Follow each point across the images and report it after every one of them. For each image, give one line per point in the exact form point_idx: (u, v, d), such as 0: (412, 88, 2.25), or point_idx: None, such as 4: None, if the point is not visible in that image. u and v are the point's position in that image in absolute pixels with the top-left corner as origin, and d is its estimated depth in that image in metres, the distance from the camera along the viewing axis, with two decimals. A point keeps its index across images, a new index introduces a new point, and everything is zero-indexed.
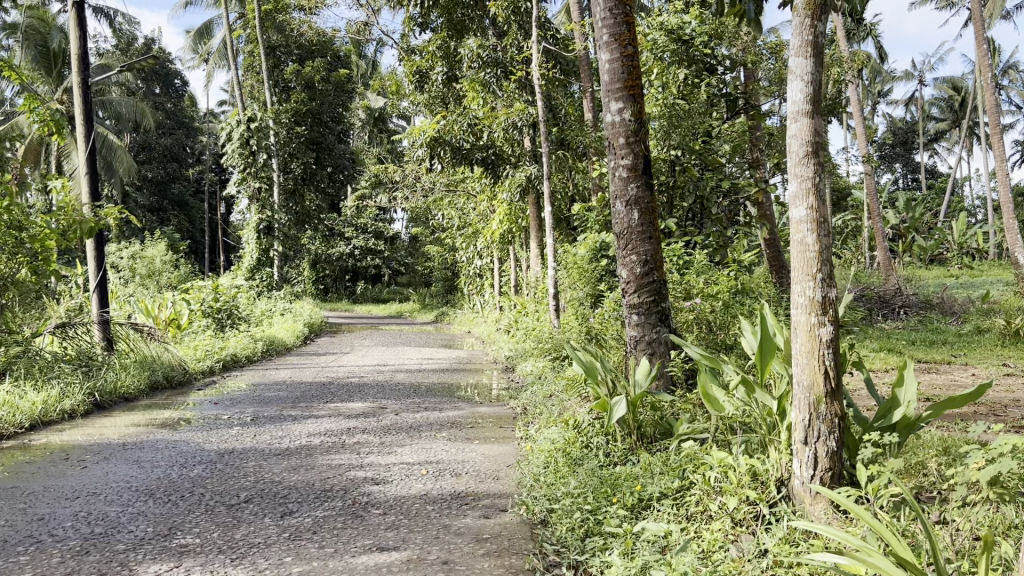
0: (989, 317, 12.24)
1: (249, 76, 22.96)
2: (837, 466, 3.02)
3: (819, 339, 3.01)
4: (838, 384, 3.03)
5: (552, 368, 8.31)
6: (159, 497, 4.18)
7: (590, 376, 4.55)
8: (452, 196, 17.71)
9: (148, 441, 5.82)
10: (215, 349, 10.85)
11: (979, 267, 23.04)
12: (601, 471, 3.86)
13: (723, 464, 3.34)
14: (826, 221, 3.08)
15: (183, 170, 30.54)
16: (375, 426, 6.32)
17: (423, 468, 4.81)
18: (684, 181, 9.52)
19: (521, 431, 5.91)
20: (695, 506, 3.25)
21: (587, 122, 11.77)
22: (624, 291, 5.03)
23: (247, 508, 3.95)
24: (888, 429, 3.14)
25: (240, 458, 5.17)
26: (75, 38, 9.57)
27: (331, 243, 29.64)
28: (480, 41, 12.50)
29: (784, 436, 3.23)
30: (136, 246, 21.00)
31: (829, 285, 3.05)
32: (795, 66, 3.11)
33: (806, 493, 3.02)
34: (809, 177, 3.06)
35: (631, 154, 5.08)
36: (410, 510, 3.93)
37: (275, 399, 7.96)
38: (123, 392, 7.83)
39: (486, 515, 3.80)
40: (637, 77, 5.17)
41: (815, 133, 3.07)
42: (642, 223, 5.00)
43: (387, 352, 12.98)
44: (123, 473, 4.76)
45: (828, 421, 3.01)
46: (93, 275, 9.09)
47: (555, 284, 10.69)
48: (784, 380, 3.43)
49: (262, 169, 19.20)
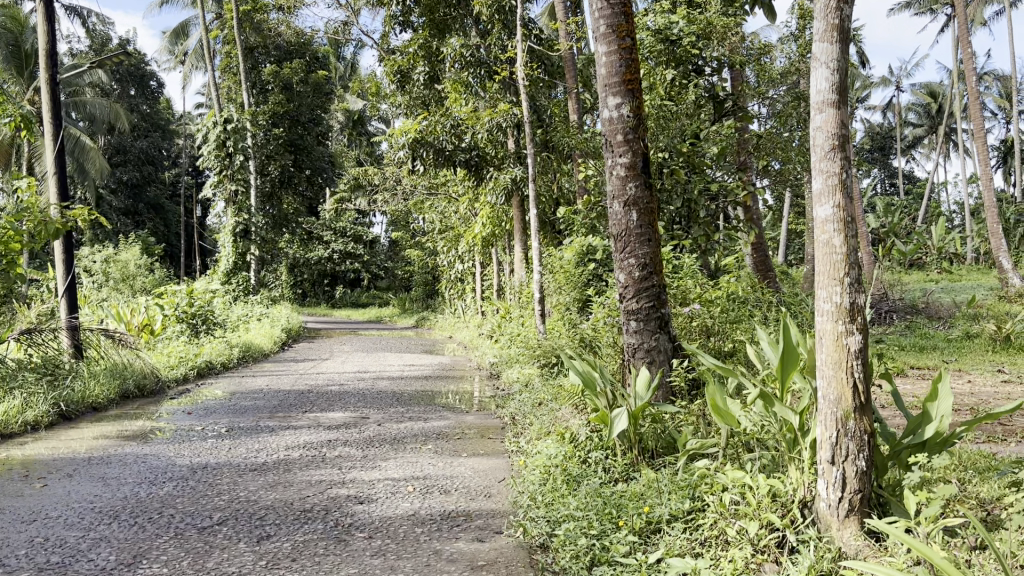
0: (977, 321, 12.17)
1: (226, 77, 22.51)
2: (867, 487, 2.77)
3: (848, 349, 2.77)
4: (868, 399, 2.79)
5: (541, 376, 8.07)
6: (123, 519, 3.85)
7: (589, 387, 4.28)
8: (433, 199, 17.38)
9: (115, 455, 5.47)
10: (189, 356, 10.47)
11: (958, 271, 23.09)
12: (604, 491, 3.59)
13: (738, 484, 3.09)
14: (855, 220, 2.84)
15: (157, 173, 29.89)
16: (357, 438, 6.01)
17: (410, 485, 4.52)
18: (672, 185, 9.03)
19: (512, 443, 5.63)
20: (709, 530, 2.99)
21: (572, 123, 11.49)
22: (622, 296, 4.77)
23: (219, 532, 3.63)
24: (918, 447, 2.89)
25: (213, 474, 4.85)
26: (42, 31, 9.15)
27: (310, 247, 29.21)
28: (462, 40, 12.20)
29: (807, 455, 2.99)
30: (109, 249, 20.46)
31: (858, 291, 2.80)
32: (820, 51, 2.86)
33: (833, 516, 2.78)
34: (836, 174, 2.82)
35: (630, 152, 4.83)
36: (397, 533, 3.63)
37: (252, 409, 7.62)
38: (90, 402, 7.45)
39: (480, 539, 3.53)
40: (635, 71, 4.91)
41: (842, 125, 2.84)
42: (641, 225, 4.75)
43: (367, 358, 12.64)
44: (86, 492, 4.41)
45: (857, 438, 2.76)
46: (62, 278, 8.67)
47: (541, 289, 10.39)
48: (806, 395, 3.17)
49: (239, 171, 18.83)
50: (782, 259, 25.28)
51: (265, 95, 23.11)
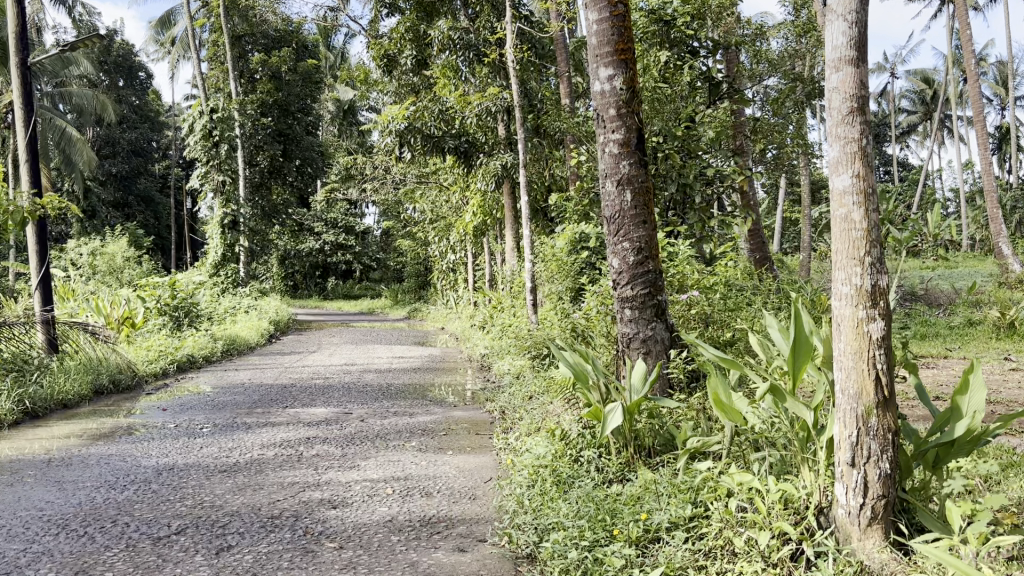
0: (978, 308, 11.91)
1: (212, 66, 22.04)
2: (891, 493, 2.48)
3: (869, 338, 2.46)
4: (891, 393, 2.48)
5: (531, 367, 7.79)
6: (72, 530, 3.52)
7: (580, 380, 3.95)
8: (425, 188, 17.00)
9: (78, 456, 5.13)
10: (169, 350, 10.13)
11: (955, 259, 22.95)
12: (597, 495, 3.28)
13: (746, 489, 2.80)
14: (875, 192, 2.52)
15: (146, 165, 29.38)
16: (337, 436, 5.69)
17: (389, 487, 4.20)
18: (667, 169, 8.70)
19: (500, 439, 5.32)
20: (713, 540, 2.69)
21: (563, 107, 11.04)
22: (616, 281, 4.45)
23: (176, 544, 3.31)
24: (947, 446, 2.58)
25: (180, 476, 4.52)
26: (12, 15, 8.69)
27: (301, 238, 28.89)
28: (450, 22, 11.76)
29: (822, 456, 2.69)
30: (95, 242, 20.03)
31: (879, 272, 2.48)
32: (837, 2, 2.53)
33: (853, 525, 2.48)
34: (855, 140, 2.50)
35: (623, 127, 4.50)
36: (370, 542, 3.32)
37: (230, 404, 7.27)
38: (60, 399, 7.08)
39: (462, 549, 3.21)
40: (629, 40, 4.58)
41: (862, 85, 2.52)
42: (635, 205, 4.43)
43: (356, 350, 12.33)
44: (38, 497, 4.08)
45: (880, 437, 2.46)
46: (36, 269, 8.31)
47: (533, 278, 10.10)
48: (821, 387, 2.85)
49: (226, 161, 18.41)
50: (777, 248, 24.94)
51: (254, 85, 22.57)
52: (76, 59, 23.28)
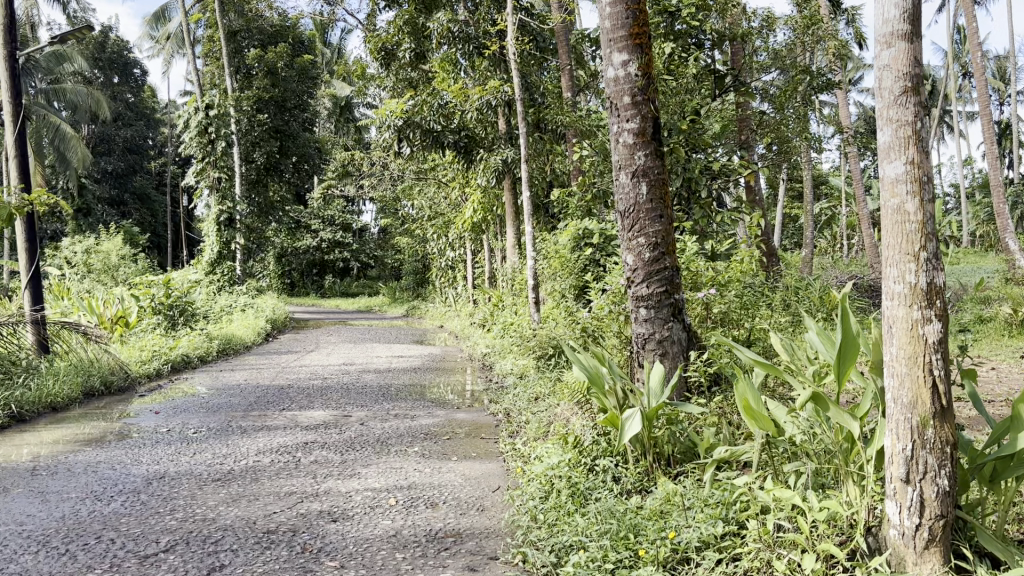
0: (986, 305, 11.66)
1: (207, 62, 21.74)
2: (949, 512, 2.25)
3: (925, 342, 2.22)
4: (948, 402, 2.25)
5: (535, 366, 7.57)
6: (53, 547, 3.28)
7: (595, 385, 3.70)
8: (422, 184, 16.73)
9: (64, 464, 4.88)
10: (163, 349, 9.90)
11: (958, 255, 22.68)
12: (619, 508, 3.06)
13: (786, 505, 2.58)
14: (930, 180, 2.29)
15: (142, 162, 29.03)
16: (336, 440, 5.45)
17: (392, 497, 3.96)
18: (673, 163, 8.44)
19: (507, 444, 5.09)
20: (750, 562, 2.46)
21: (564, 98, 10.76)
22: (630, 279, 4.22)
23: (164, 563, 3.06)
24: (1008, 461, 2.35)
25: (171, 485, 4.29)
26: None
27: (297, 236, 28.61)
28: (450, 15, 11.40)
29: (869, 469, 2.47)
30: (89, 240, 19.72)
31: (935, 270, 2.25)
32: None
33: (907, 546, 2.26)
34: (908, 123, 2.27)
35: (638, 116, 4.26)
36: (373, 561, 3.08)
37: (226, 407, 7.02)
38: (49, 402, 6.83)
39: (472, 568, 2.98)
40: (643, 23, 4.33)
41: (916, 61, 2.28)
42: (651, 199, 4.21)
43: (354, 349, 12.08)
44: (19, 510, 3.84)
45: (937, 450, 2.23)
46: (25, 267, 8.01)
47: (535, 275, 9.88)
48: (868, 394, 2.61)
49: (222, 157, 18.12)
50: (778, 243, 24.64)
51: (249, 81, 22.25)
52: (70, 54, 22.96)
